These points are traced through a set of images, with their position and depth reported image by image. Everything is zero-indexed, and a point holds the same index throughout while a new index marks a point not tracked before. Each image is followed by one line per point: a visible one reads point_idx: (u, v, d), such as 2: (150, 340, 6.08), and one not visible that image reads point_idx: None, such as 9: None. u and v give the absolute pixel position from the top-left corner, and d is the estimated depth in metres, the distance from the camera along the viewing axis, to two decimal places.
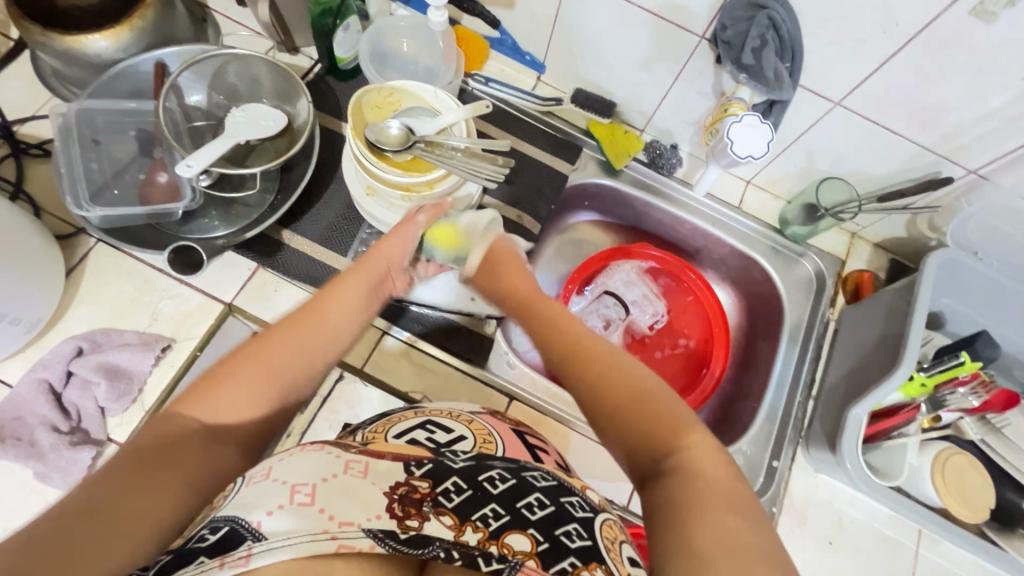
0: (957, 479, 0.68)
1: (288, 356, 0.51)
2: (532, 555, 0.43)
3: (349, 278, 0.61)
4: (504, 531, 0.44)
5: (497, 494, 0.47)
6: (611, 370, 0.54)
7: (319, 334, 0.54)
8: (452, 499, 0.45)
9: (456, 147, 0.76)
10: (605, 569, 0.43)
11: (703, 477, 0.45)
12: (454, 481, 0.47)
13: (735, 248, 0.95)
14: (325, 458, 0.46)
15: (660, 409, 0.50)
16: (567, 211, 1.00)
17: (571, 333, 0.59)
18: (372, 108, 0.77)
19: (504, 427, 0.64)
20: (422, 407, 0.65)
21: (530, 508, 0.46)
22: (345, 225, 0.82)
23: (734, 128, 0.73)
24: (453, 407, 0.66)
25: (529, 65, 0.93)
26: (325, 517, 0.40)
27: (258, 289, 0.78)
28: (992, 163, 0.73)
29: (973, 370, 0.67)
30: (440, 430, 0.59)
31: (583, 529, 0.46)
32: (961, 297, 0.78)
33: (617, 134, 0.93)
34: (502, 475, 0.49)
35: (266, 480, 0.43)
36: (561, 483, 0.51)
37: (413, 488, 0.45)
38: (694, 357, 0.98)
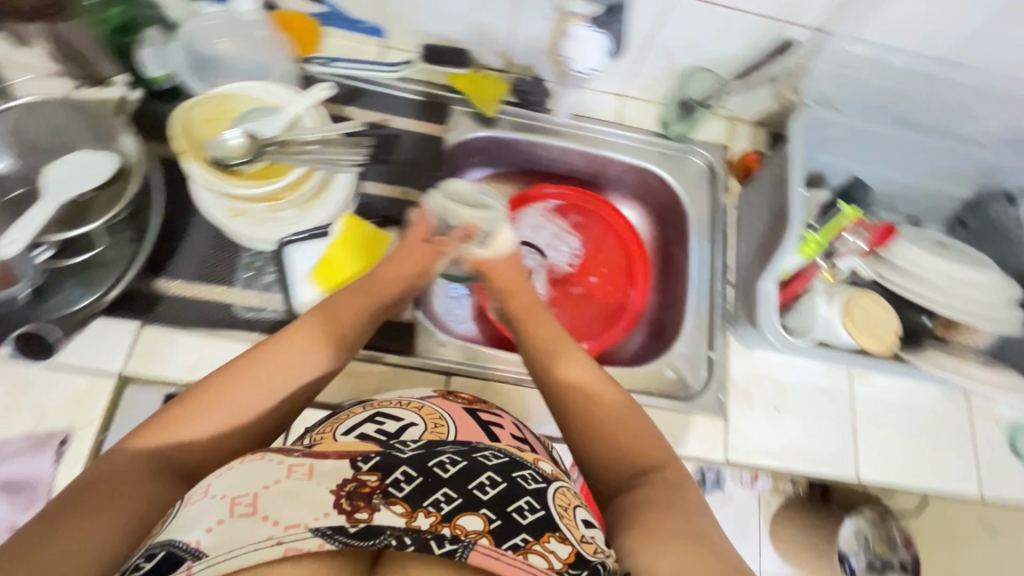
0: (865, 318, 0.72)
1: (240, 394, 0.52)
2: (484, 533, 0.43)
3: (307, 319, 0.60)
4: (456, 514, 0.44)
5: (448, 478, 0.47)
6: (592, 388, 0.62)
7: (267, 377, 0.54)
8: (403, 488, 0.44)
9: (308, 139, 0.71)
10: (560, 537, 0.45)
11: (665, 488, 0.54)
12: (404, 470, 0.46)
13: (628, 163, 0.95)
14: (264, 463, 0.45)
15: (639, 424, 0.59)
16: (456, 175, 0.97)
17: (550, 335, 0.66)
18: (205, 122, 0.70)
19: (457, 408, 0.63)
20: (371, 401, 0.63)
21: (482, 489, 0.46)
22: (222, 254, 0.76)
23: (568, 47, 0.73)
24: (401, 395, 0.65)
25: (369, 33, 0.88)
26: (270, 524, 0.41)
27: (148, 349, 0.71)
28: (827, 14, 0.74)
29: (853, 217, 0.71)
30: (389, 420, 0.58)
31: (535, 500, 0.47)
32: (833, 151, 0.82)
33: (480, 83, 0.90)
34: (452, 458, 0.48)
35: (206, 497, 0.44)
36: (514, 457, 0.52)
37: (361, 483, 0.44)
38: (621, 277, 0.99)
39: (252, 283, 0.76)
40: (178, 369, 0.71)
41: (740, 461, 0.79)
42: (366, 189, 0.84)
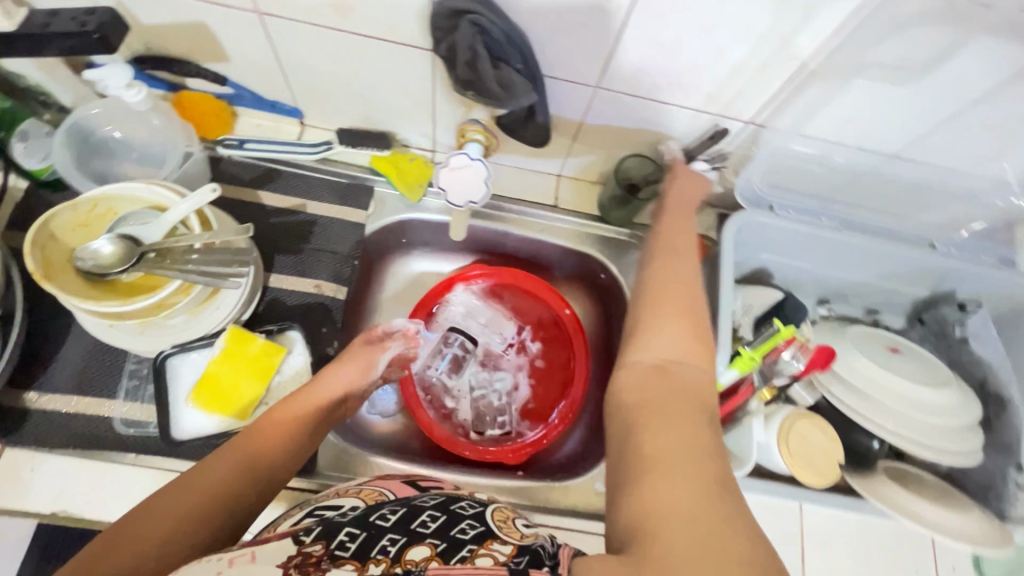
0: (802, 446, 0.65)
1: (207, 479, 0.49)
2: (433, 557, 0.41)
3: (295, 402, 0.61)
4: (404, 550, 0.41)
5: (391, 525, 0.45)
6: (680, 377, 0.50)
7: (240, 462, 0.51)
8: (349, 547, 0.42)
9: (190, 246, 0.65)
10: (501, 540, 0.43)
11: (679, 392, 0.49)
12: (346, 532, 0.44)
13: (566, 247, 0.89)
14: (198, 564, 0.39)
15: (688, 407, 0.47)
16: (383, 255, 0.91)
17: (658, 278, 0.60)
18: (78, 228, 0.64)
19: (397, 482, 0.59)
20: (313, 497, 0.57)
21: (424, 525, 0.45)
22: (104, 361, 0.70)
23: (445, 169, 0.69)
24: (339, 487, 0.59)
25: (284, 113, 0.82)
26: None
27: (8, 475, 0.64)
28: (763, 111, 0.69)
29: (789, 335, 0.64)
30: (329, 509, 0.52)
31: (475, 521, 0.46)
32: (776, 249, 0.75)
33: (405, 165, 0.85)
34: (391, 510, 0.48)
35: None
36: (450, 496, 0.51)
37: (306, 555, 0.41)
38: (558, 372, 0.91)
39: (136, 394, 0.69)
40: (40, 499, 0.64)
41: None
42: (273, 282, 0.78)
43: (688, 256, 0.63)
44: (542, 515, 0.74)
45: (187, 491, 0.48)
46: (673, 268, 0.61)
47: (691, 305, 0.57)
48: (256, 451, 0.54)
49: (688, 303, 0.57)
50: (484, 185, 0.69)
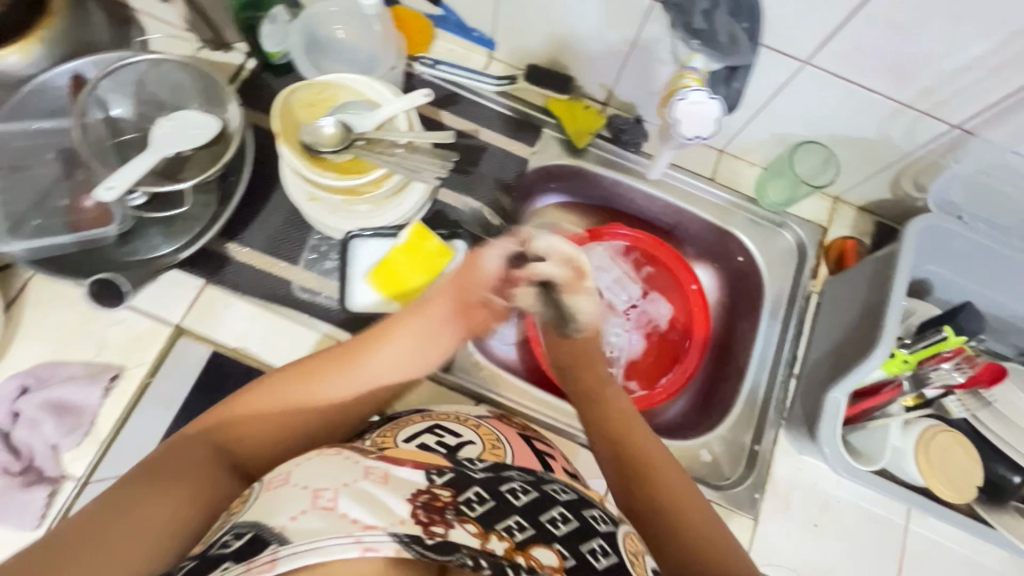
0: (942, 459, 0.64)
1: (326, 385, 0.58)
2: (559, 570, 0.44)
3: (402, 319, 0.64)
4: (530, 544, 0.45)
5: (519, 506, 0.48)
6: (648, 453, 0.60)
7: (345, 380, 0.59)
8: (475, 508, 0.45)
9: (397, 142, 0.72)
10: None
11: (652, 471, 0.58)
12: (476, 491, 0.47)
13: (710, 223, 0.90)
14: (341, 463, 0.47)
15: (667, 474, 0.58)
16: (532, 195, 0.95)
17: (581, 379, 0.68)
18: (304, 108, 0.72)
19: (511, 432, 0.66)
20: (429, 412, 0.67)
21: (554, 523, 0.47)
22: (294, 231, 0.78)
23: (679, 110, 0.66)
24: (459, 411, 0.68)
25: (478, 42, 0.87)
26: (349, 521, 0.41)
27: (205, 308, 0.74)
28: (977, 115, 0.66)
29: (957, 345, 0.62)
30: (449, 435, 0.61)
31: (608, 544, 0.47)
32: (948, 263, 0.73)
33: (577, 112, 0.87)
34: (523, 487, 0.50)
35: (285, 485, 0.46)
36: (581, 496, 0.52)
37: (434, 496, 0.45)
38: (675, 340, 0.93)
39: (314, 266, 0.77)
40: (226, 333, 0.74)
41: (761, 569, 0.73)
42: (441, 196, 0.84)
43: (598, 359, 0.69)
44: None
45: (308, 392, 0.58)
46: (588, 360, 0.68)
47: (635, 421, 0.64)
48: (328, 398, 0.58)
49: (619, 399, 0.66)
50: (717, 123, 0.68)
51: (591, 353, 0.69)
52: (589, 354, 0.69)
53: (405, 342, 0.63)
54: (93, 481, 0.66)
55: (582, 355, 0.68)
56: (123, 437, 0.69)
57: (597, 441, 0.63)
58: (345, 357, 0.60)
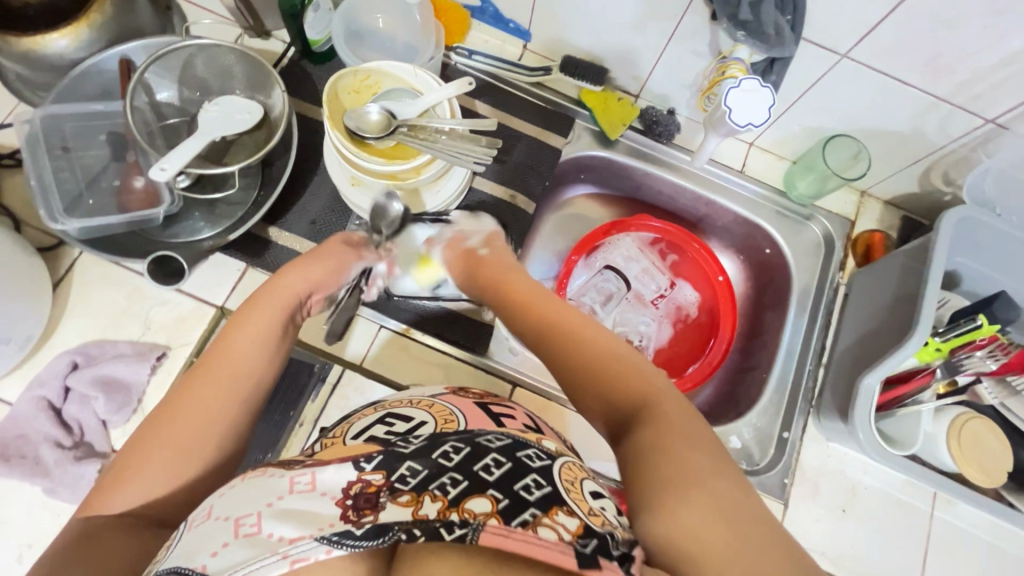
0: (974, 444, 0.66)
1: (191, 398, 0.49)
2: (493, 514, 0.42)
3: (246, 309, 0.56)
4: (466, 497, 0.44)
5: (453, 465, 0.47)
6: (627, 380, 0.50)
7: (220, 378, 0.51)
8: (410, 482, 0.45)
9: (440, 130, 0.72)
10: (567, 511, 0.43)
11: (635, 389, 0.50)
12: (409, 465, 0.46)
13: (739, 215, 0.91)
14: (269, 482, 0.45)
15: (632, 385, 0.50)
16: (561, 186, 0.96)
17: (532, 309, 0.60)
18: (349, 94, 0.73)
19: (468, 403, 0.62)
20: (381, 402, 0.64)
21: (488, 469, 0.47)
22: (334, 217, 0.80)
23: (732, 95, 0.67)
24: (414, 394, 0.65)
25: (514, 33, 0.88)
26: (273, 538, 0.40)
27: (248, 290, 0.76)
28: (1012, 110, 0.68)
29: (991, 333, 0.64)
30: (399, 421, 0.58)
31: (542, 478, 0.47)
32: (978, 255, 0.74)
33: (609, 103, 0.89)
34: (456, 447, 0.49)
35: (212, 517, 0.42)
36: (516, 439, 0.52)
37: (366, 483, 0.44)
38: (702, 331, 0.95)
39: None
40: None
41: None
42: (476, 184, 0.86)
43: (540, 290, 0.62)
44: None
45: (191, 411, 0.49)
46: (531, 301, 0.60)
47: (567, 321, 0.57)
48: (212, 406, 0.49)
49: (575, 316, 0.57)
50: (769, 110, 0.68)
51: (489, 266, 0.67)
52: (519, 290, 0.62)
53: (257, 316, 0.56)
54: None
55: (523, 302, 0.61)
56: None
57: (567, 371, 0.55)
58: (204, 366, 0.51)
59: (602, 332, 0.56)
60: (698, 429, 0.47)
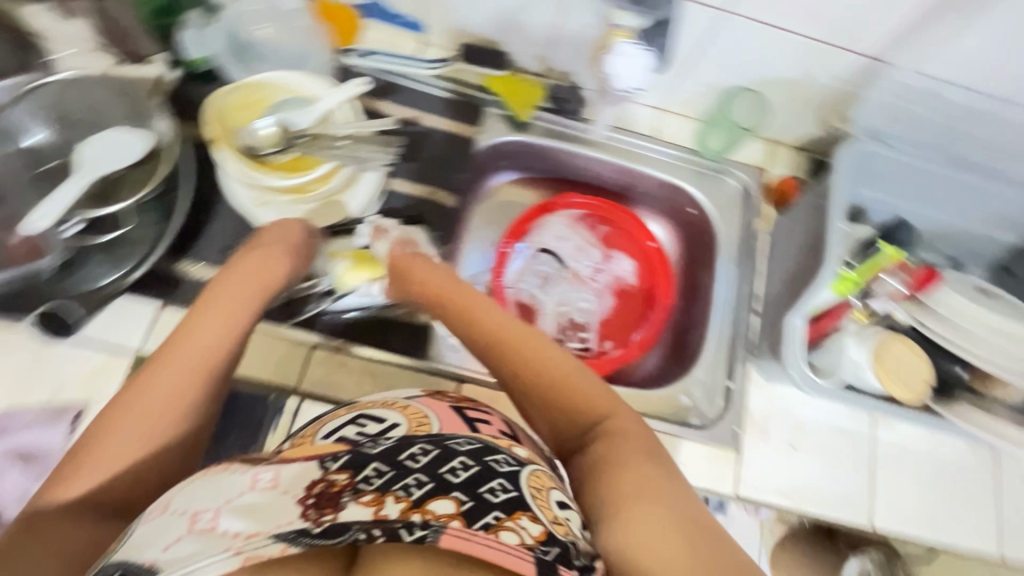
0: (896, 364, 0.70)
1: (166, 371, 0.54)
2: (456, 516, 0.40)
3: (226, 288, 0.62)
4: (429, 498, 0.41)
5: (420, 467, 0.44)
6: (568, 390, 0.59)
7: (192, 350, 0.56)
8: (374, 482, 0.41)
9: (338, 135, 0.71)
10: (531, 515, 0.43)
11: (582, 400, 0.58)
12: (375, 466, 0.43)
13: (659, 179, 0.93)
14: (227, 479, 0.44)
15: (589, 397, 0.58)
16: (483, 175, 0.95)
17: (492, 322, 0.66)
18: (237, 111, 0.70)
19: (444, 404, 0.60)
20: (353, 403, 0.62)
21: (454, 472, 0.44)
22: (246, 240, 0.76)
23: (615, 61, 0.75)
24: (387, 397, 0.62)
25: (405, 27, 0.87)
26: (229, 535, 0.39)
27: (164, 331, 0.72)
28: (886, 42, 0.71)
29: (893, 257, 0.69)
30: (371, 422, 0.55)
31: (508, 482, 0.45)
32: (878, 185, 0.78)
33: (516, 86, 0.88)
34: (424, 449, 0.46)
35: (165, 514, 0.43)
36: (486, 444, 0.49)
37: (329, 483, 0.42)
38: (642, 297, 0.97)
39: None
40: None
41: (750, 496, 0.77)
42: (393, 185, 0.84)
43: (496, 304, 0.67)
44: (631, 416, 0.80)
45: (161, 381, 0.54)
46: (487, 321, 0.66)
47: (524, 340, 0.63)
48: (180, 379, 0.54)
49: (538, 340, 0.63)
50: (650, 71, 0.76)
51: (419, 271, 0.71)
52: (471, 302, 0.68)
53: (210, 318, 0.58)
54: None
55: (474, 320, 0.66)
56: None
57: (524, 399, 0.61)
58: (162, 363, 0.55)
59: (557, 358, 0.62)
60: (638, 442, 0.55)
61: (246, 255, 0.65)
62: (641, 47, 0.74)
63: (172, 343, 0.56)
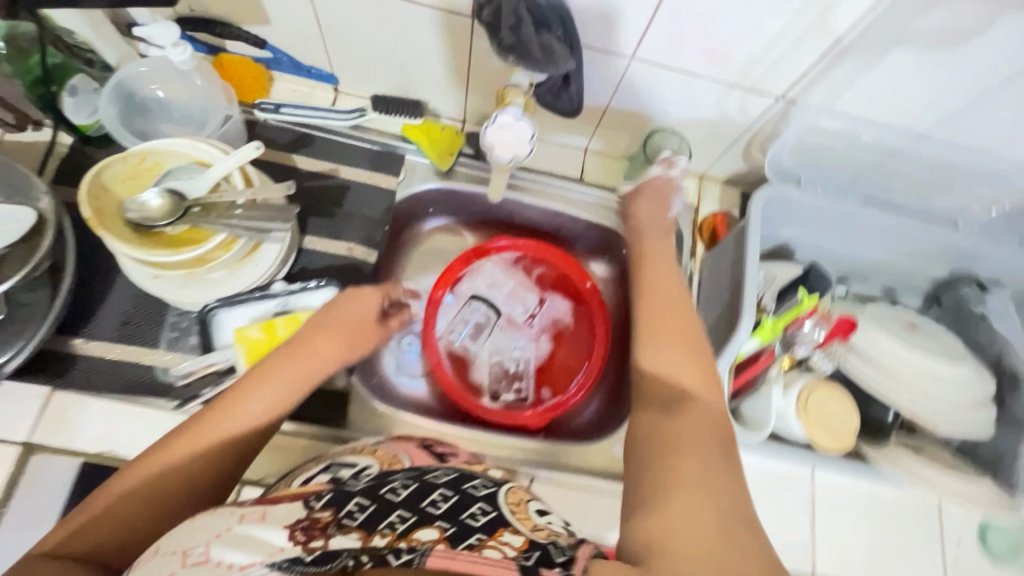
0: (819, 412, 0.68)
1: (224, 422, 0.51)
2: (441, 540, 0.41)
3: (281, 356, 0.58)
4: (413, 529, 0.42)
5: (400, 501, 0.45)
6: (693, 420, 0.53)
7: (252, 413, 0.53)
8: (357, 517, 0.42)
9: (234, 204, 0.67)
10: (513, 530, 0.44)
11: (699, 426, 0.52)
12: (356, 501, 0.44)
13: (588, 221, 0.91)
14: (215, 517, 0.43)
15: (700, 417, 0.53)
16: (411, 223, 0.93)
17: (653, 313, 0.65)
18: (124, 181, 0.66)
19: (411, 446, 0.64)
20: (325, 454, 0.63)
21: (435, 504, 0.46)
22: (148, 312, 0.73)
23: (489, 132, 0.65)
24: (356, 443, 0.65)
25: (318, 78, 0.84)
26: (223, 568, 0.38)
27: (58, 416, 0.67)
28: (793, 86, 0.70)
29: (812, 306, 0.66)
30: (343, 468, 0.57)
31: (487, 505, 0.47)
32: (799, 225, 0.77)
33: (433, 133, 0.86)
34: (402, 484, 0.47)
35: (157, 556, 0.41)
36: (462, 473, 0.52)
37: (313, 518, 0.42)
38: (581, 342, 0.94)
39: (176, 344, 0.72)
40: (88, 438, 0.67)
41: None
42: (308, 243, 0.81)
43: (687, 312, 0.65)
44: (564, 473, 0.77)
45: (222, 432, 0.51)
46: (658, 320, 0.64)
47: (695, 335, 0.62)
48: (239, 429, 0.52)
49: (697, 344, 0.61)
50: (532, 142, 0.66)
51: (652, 262, 0.72)
52: (675, 321, 0.63)
53: (274, 391, 0.55)
54: None
55: (651, 313, 0.65)
56: None
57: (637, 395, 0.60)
58: (202, 429, 0.51)
59: (708, 389, 0.57)
60: (707, 424, 0.53)
61: (324, 312, 0.65)
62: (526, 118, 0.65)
63: (222, 411, 0.52)
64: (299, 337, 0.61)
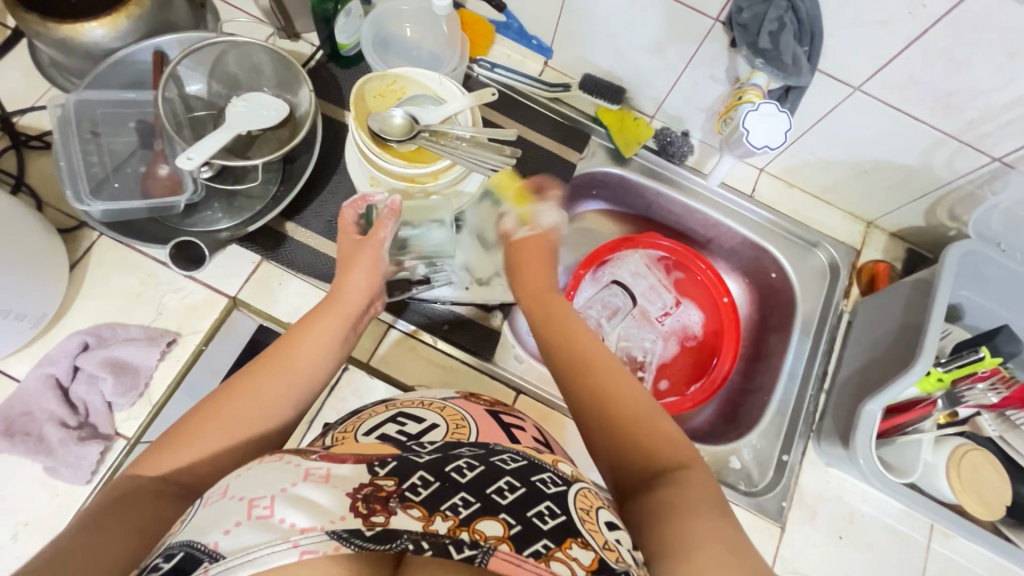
0: (972, 477, 0.67)
1: (269, 383, 0.55)
2: (504, 539, 0.38)
3: (320, 316, 0.63)
4: (477, 518, 0.40)
5: (465, 484, 0.43)
6: (642, 427, 0.54)
7: (283, 375, 0.56)
8: (420, 493, 0.41)
9: (461, 137, 0.73)
10: (582, 544, 0.39)
11: (647, 436, 0.54)
12: (421, 475, 0.43)
13: (747, 238, 0.93)
14: (280, 468, 0.42)
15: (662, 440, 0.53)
16: (574, 201, 0.98)
17: (573, 345, 0.63)
18: (375, 97, 0.75)
19: (479, 410, 0.60)
20: (393, 400, 0.62)
21: (502, 493, 0.43)
22: None
23: (750, 117, 0.71)
24: (425, 396, 0.63)
25: (536, 50, 0.90)
26: (284, 524, 0.37)
27: (262, 284, 0.77)
28: (1018, 150, 0.70)
29: (992, 365, 0.65)
30: (411, 422, 0.55)
31: (556, 507, 0.42)
32: (980, 289, 0.76)
33: (626, 120, 0.91)
34: (470, 464, 0.45)
35: (222, 499, 0.41)
36: (531, 462, 0.48)
37: (378, 487, 0.41)
38: (707, 352, 0.96)
39: None
40: (282, 309, 0.76)
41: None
42: None
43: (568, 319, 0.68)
44: None
45: (265, 393, 0.54)
46: (587, 358, 0.61)
47: (610, 374, 0.59)
48: (283, 391, 0.55)
49: (602, 354, 0.62)
50: (785, 134, 0.71)
51: (525, 272, 0.74)
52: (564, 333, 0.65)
53: (312, 347, 0.60)
54: (143, 442, 0.68)
55: (574, 353, 0.62)
56: (176, 401, 0.71)
57: (566, 374, 0.61)
58: (242, 389, 0.54)
59: (650, 409, 0.56)
60: (647, 425, 0.54)
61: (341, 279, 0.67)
62: (779, 108, 0.71)
63: (282, 347, 0.58)
64: (332, 296, 0.66)
